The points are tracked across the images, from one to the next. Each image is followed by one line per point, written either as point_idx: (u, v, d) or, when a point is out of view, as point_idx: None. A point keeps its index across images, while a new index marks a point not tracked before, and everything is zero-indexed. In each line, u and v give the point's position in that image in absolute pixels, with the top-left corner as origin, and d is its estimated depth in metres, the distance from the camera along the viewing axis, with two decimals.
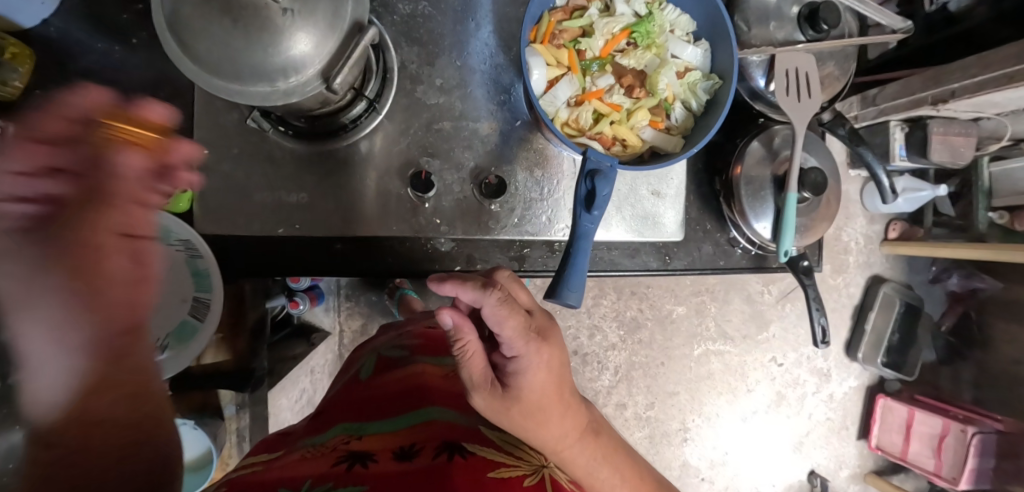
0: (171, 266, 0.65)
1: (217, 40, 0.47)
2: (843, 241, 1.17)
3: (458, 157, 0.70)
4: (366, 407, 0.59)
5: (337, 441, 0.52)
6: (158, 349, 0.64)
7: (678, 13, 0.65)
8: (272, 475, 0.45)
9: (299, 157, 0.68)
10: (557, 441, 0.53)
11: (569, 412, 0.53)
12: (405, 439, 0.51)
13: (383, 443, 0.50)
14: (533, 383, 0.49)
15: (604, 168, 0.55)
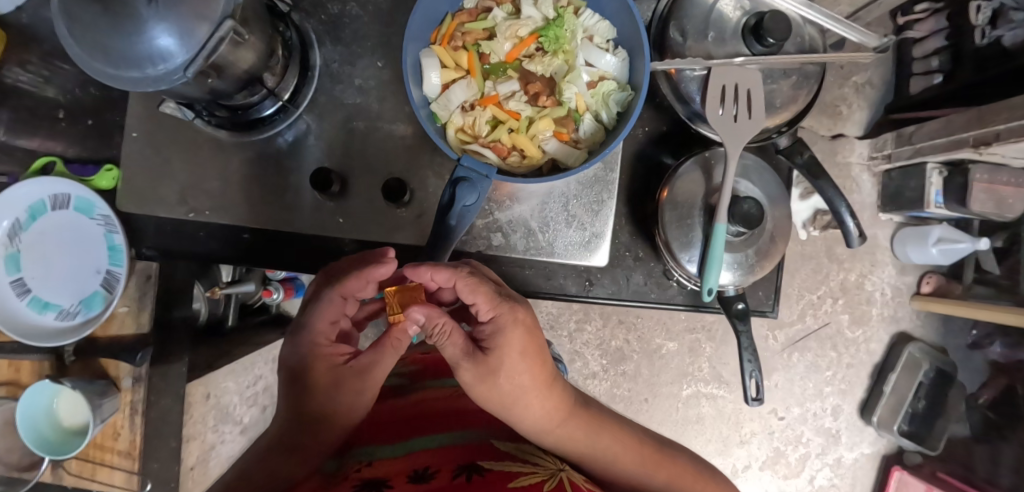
0: (92, 238, 0.70)
1: (89, 25, 0.48)
2: (866, 291, 1.14)
3: (370, 157, 0.69)
4: (384, 429, 0.63)
5: (351, 469, 0.56)
6: (71, 313, 0.70)
7: (596, 20, 0.61)
8: None
9: (218, 145, 0.70)
10: (545, 416, 0.60)
11: (554, 389, 0.61)
12: (421, 460, 0.56)
13: (397, 466, 0.55)
14: (516, 361, 0.57)
15: (474, 176, 0.54)
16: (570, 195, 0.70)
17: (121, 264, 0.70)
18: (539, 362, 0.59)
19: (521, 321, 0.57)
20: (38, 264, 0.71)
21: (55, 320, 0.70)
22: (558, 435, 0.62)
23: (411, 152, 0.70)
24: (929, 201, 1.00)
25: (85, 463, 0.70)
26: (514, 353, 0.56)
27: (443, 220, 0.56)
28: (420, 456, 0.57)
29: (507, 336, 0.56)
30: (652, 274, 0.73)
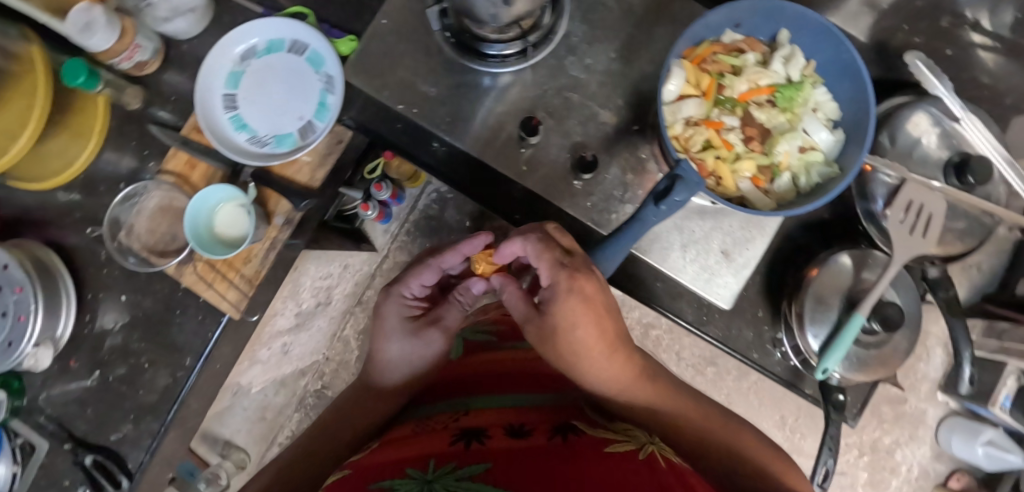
0: (307, 88, 0.77)
1: None
2: (896, 460, 1.30)
3: (570, 127, 0.76)
4: (478, 386, 0.75)
5: (451, 420, 0.67)
6: (263, 142, 0.76)
7: (828, 99, 0.67)
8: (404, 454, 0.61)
9: (449, 61, 0.77)
10: (612, 379, 0.68)
11: (619, 356, 0.68)
12: (511, 417, 0.66)
13: (492, 419, 0.65)
14: (579, 323, 0.64)
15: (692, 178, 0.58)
16: (726, 236, 0.75)
17: (322, 121, 0.76)
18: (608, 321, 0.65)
19: (579, 291, 0.61)
20: (253, 89, 0.77)
21: (245, 142, 0.76)
22: (630, 392, 0.69)
23: (604, 138, 0.76)
24: (996, 401, 1.09)
25: (209, 273, 0.75)
26: (573, 318, 0.63)
27: (654, 204, 0.58)
28: (512, 414, 0.67)
29: (564, 302, 0.62)
30: (762, 338, 0.76)
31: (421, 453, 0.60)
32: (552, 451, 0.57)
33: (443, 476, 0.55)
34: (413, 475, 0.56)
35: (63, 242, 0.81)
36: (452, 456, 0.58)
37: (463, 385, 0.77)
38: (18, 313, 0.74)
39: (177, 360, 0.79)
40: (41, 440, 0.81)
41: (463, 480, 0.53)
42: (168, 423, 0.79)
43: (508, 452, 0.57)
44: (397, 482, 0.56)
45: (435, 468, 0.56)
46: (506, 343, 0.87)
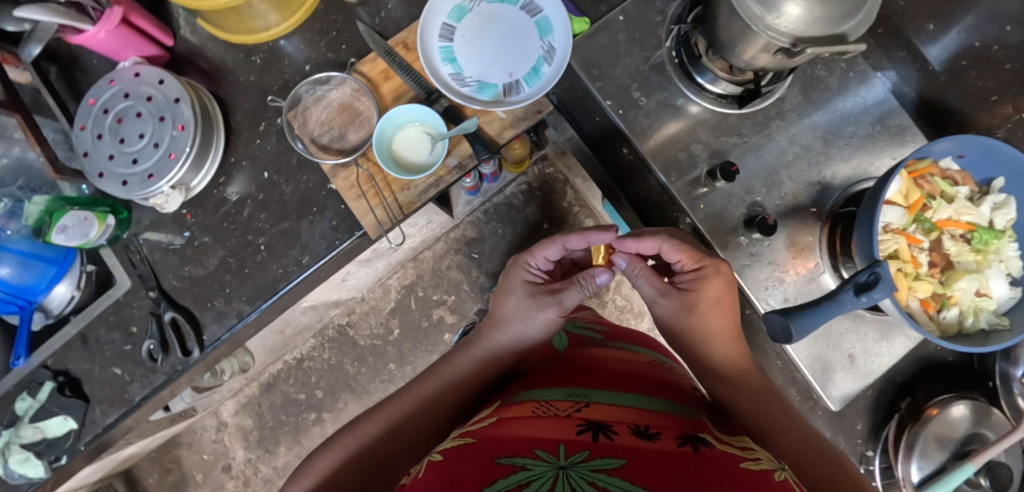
0: (526, 50, 0.77)
1: None
2: None
3: (755, 185, 0.77)
4: (589, 373, 0.65)
5: (567, 407, 0.56)
6: (465, 83, 0.76)
7: (1018, 257, 0.68)
8: (513, 431, 0.52)
9: (666, 78, 0.77)
10: (728, 363, 0.70)
11: (737, 346, 0.70)
12: (636, 417, 0.55)
13: (614, 415, 0.54)
14: (712, 307, 0.68)
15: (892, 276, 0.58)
16: (859, 341, 0.75)
17: (527, 86, 0.76)
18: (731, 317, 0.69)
19: (723, 274, 0.67)
20: (473, 30, 0.77)
21: (448, 76, 0.76)
22: (735, 387, 0.68)
23: (780, 208, 0.77)
24: None
25: (366, 185, 0.74)
26: (712, 300, 0.67)
27: (853, 294, 0.59)
28: (634, 414, 0.55)
29: (710, 285, 0.67)
30: (853, 449, 0.76)
31: (540, 435, 0.50)
32: (695, 462, 0.47)
33: (578, 466, 0.45)
34: (543, 458, 0.46)
35: (227, 98, 0.79)
36: (583, 445, 0.48)
37: (570, 370, 0.67)
38: (170, 150, 0.71)
39: (293, 254, 0.77)
40: (126, 278, 0.78)
41: (600, 474, 0.44)
42: (259, 311, 0.77)
43: (645, 453, 0.47)
44: (521, 464, 0.45)
45: (568, 457, 0.46)
46: (616, 343, 0.78)
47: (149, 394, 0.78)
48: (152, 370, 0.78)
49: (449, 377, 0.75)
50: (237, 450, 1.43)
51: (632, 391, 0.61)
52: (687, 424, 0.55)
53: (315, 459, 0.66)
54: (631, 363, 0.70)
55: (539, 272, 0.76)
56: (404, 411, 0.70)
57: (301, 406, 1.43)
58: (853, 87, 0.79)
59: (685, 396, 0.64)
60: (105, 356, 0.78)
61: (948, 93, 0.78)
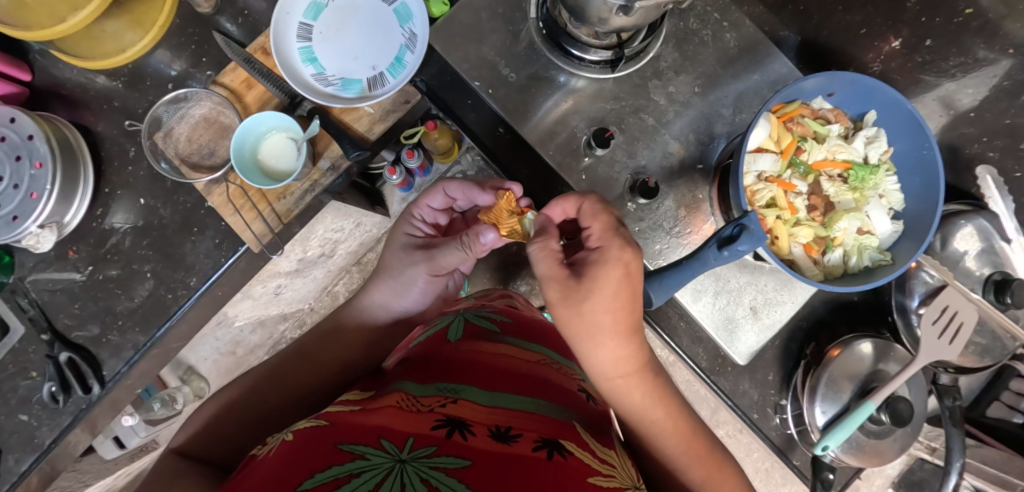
0: (388, 40, 0.75)
1: None
2: None
3: (638, 148, 0.76)
4: (467, 370, 0.69)
5: (434, 402, 0.61)
6: (328, 83, 0.74)
7: (899, 189, 0.67)
8: (378, 422, 0.56)
9: (535, 51, 0.76)
10: (615, 365, 0.59)
11: (634, 340, 0.59)
12: (499, 418, 0.60)
13: (477, 414, 0.60)
14: (606, 300, 0.57)
15: (755, 227, 0.57)
16: (759, 293, 0.75)
17: (393, 77, 0.74)
18: (626, 311, 0.57)
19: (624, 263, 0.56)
20: (331, 27, 0.75)
21: (310, 77, 0.74)
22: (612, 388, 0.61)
23: (665, 169, 0.76)
24: None
25: (239, 199, 0.72)
26: (602, 295, 0.56)
27: (716, 249, 0.58)
28: (501, 416, 0.60)
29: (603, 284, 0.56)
30: (765, 400, 0.76)
31: (395, 427, 0.55)
32: (537, 468, 0.52)
33: (416, 460, 0.50)
34: (386, 450, 0.51)
35: (94, 127, 0.77)
36: (432, 441, 0.53)
37: (450, 366, 0.71)
38: (31, 189, 0.70)
39: (180, 278, 0.76)
40: (19, 324, 0.76)
41: (433, 470, 0.49)
42: (156, 338, 0.76)
43: (492, 454, 0.53)
44: (361, 452, 0.50)
45: (411, 450, 0.51)
46: (508, 338, 0.80)
47: (58, 436, 0.77)
48: (57, 412, 0.76)
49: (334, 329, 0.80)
50: None
51: (504, 393, 0.65)
52: (548, 425, 0.60)
53: (199, 413, 0.72)
54: (514, 360, 0.74)
55: (426, 224, 0.81)
56: (289, 365, 0.75)
57: None
58: (728, 37, 0.77)
59: (563, 396, 0.69)
60: (9, 404, 0.77)
61: (823, 32, 0.76)
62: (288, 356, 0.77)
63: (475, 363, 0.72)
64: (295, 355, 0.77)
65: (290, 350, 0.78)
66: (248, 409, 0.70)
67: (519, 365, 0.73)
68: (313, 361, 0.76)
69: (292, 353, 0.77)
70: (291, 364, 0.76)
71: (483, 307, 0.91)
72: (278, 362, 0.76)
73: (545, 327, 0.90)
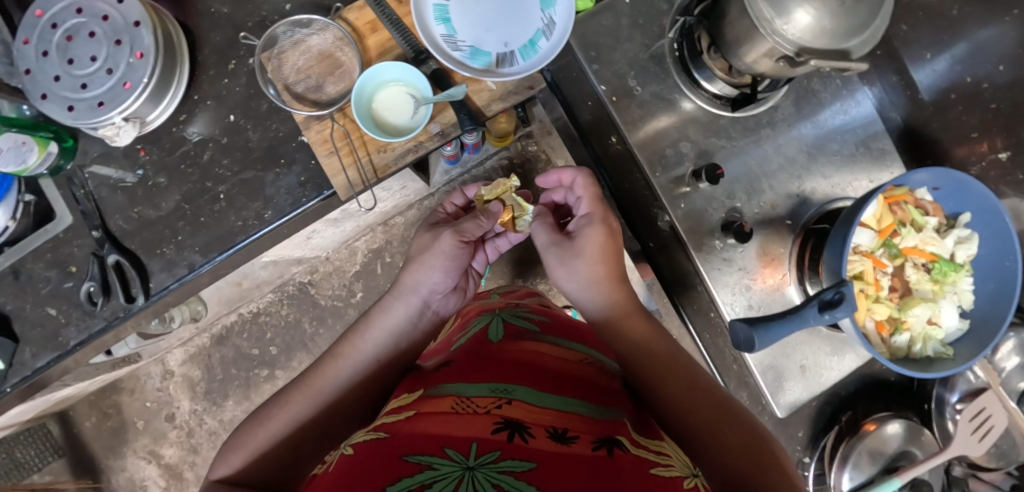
0: (525, 19, 0.73)
1: None
2: None
3: (737, 191, 0.77)
4: (510, 366, 0.67)
5: (493, 405, 0.58)
6: (456, 48, 0.71)
7: (971, 291, 0.70)
8: (435, 427, 0.54)
9: (664, 71, 0.76)
10: (615, 307, 0.72)
11: (622, 290, 0.73)
12: (555, 420, 0.57)
13: (532, 415, 0.57)
14: (594, 249, 0.73)
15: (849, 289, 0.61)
16: (811, 354, 0.77)
17: (522, 59, 0.72)
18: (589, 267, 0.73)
19: (606, 226, 0.74)
20: None
21: (440, 37, 0.71)
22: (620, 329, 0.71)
23: (757, 216, 0.77)
24: None
25: (340, 141, 0.70)
26: (595, 243, 0.73)
27: (816, 310, 0.61)
28: (555, 417, 0.57)
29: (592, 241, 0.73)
30: (792, 456, 0.80)
31: (455, 435, 0.53)
32: (603, 467, 0.49)
33: (485, 467, 0.47)
34: (452, 459, 0.48)
35: (196, 28, 0.72)
36: (498, 446, 0.50)
37: (495, 368, 0.67)
38: (125, 79, 0.65)
39: (254, 208, 0.72)
40: (67, 213, 0.72)
41: (505, 474, 0.47)
42: (212, 263, 0.72)
43: (556, 457, 0.50)
44: (432, 462, 0.48)
45: (481, 457, 0.49)
46: (550, 337, 0.77)
47: (85, 340, 0.73)
48: (90, 314, 0.72)
49: (381, 339, 0.74)
50: (181, 400, 1.36)
51: (557, 395, 0.62)
52: (603, 425, 0.57)
53: (246, 432, 0.65)
54: (557, 360, 0.70)
55: (453, 205, 0.91)
56: (336, 384, 0.70)
57: (253, 361, 1.37)
58: (845, 105, 0.79)
59: (610, 396, 0.65)
60: (38, 294, 0.73)
61: (930, 123, 0.79)
62: (334, 371, 0.70)
63: (519, 361, 0.69)
64: (345, 372, 0.70)
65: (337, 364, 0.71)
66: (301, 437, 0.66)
67: (562, 366, 0.70)
68: (364, 385, 0.71)
69: (342, 370, 0.70)
70: (343, 381, 0.70)
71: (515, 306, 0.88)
72: (330, 382, 0.69)
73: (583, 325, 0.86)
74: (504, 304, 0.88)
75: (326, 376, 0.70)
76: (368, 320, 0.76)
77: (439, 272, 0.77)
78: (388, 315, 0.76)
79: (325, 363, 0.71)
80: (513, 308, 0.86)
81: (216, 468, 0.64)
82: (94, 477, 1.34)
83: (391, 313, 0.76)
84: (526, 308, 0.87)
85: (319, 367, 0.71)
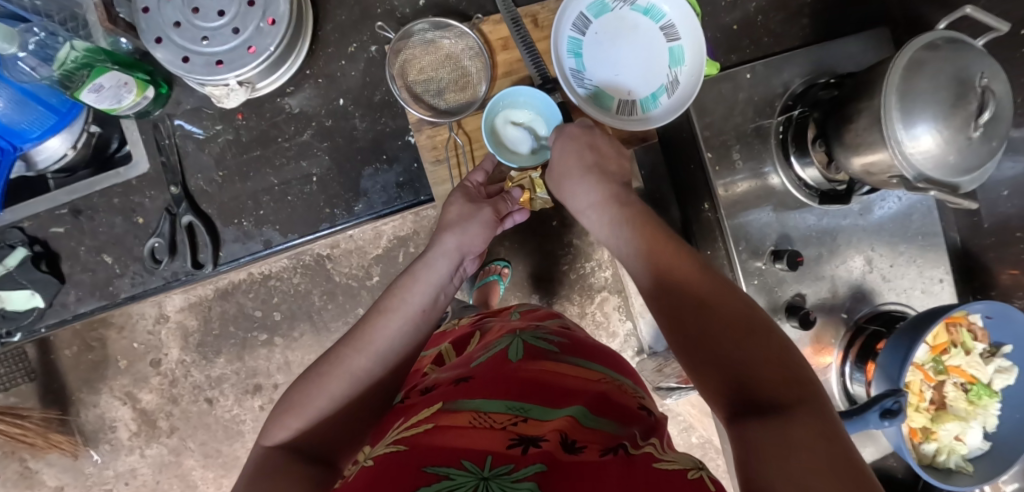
0: (651, 71, 0.72)
1: (925, 98, 0.59)
2: None
3: (805, 279, 0.80)
4: (501, 370, 0.51)
5: (503, 418, 0.43)
6: (584, 86, 0.72)
7: (998, 415, 0.76)
8: (439, 441, 0.41)
9: (765, 150, 0.79)
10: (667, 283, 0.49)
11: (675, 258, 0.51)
12: (563, 423, 0.43)
13: (546, 423, 0.43)
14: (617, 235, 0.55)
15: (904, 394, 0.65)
16: None
17: (641, 110, 0.73)
18: (603, 225, 0.57)
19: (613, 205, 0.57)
20: (608, 32, 0.72)
21: (568, 70, 0.71)
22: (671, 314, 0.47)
23: (816, 302, 0.80)
24: None
25: (451, 152, 0.70)
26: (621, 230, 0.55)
27: (877, 416, 0.64)
28: (564, 421, 0.43)
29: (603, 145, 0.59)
30: None
31: (468, 442, 0.40)
32: (613, 478, 0.37)
33: (503, 479, 0.36)
34: (468, 469, 0.37)
35: (323, 3, 0.70)
36: (510, 457, 0.38)
37: (498, 380, 0.49)
38: (252, 43, 0.62)
39: (346, 198, 0.71)
40: (145, 160, 0.68)
41: (522, 485, 0.35)
42: (289, 244, 0.70)
43: (568, 470, 0.37)
44: (444, 472, 0.37)
45: (493, 467, 0.37)
46: (572, 359, 0.54)
47: (137, 294, 0.70)
48: (149, 271, 0.69)
49: (424, 294, 0.57)
50: (171, 347, 1.11)
51: (568, 404, 0.46)
52: (612, 435, 0.43)
53: (278, 412, 0.51)
54: (570, 371, 0.52)
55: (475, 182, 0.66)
56: (393, 343, 0.55)
57: (253, 323, 1.10)
58: (914, 217, 0.81)
59: (630, 413, 0.48)
60: (97, 238, 0.69)
61: (987, 252, 0.82)
62: (362, 340, 0.54)
63: (532, 375, 0.50)
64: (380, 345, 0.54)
65: (374, 326, 0.55)
66: (324, 436, 0.50)
67: (574, 375, 0.51)
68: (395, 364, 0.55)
69: (375, 342, 0.54)
70: (378, 351, 0.54)
71: (535, 324, 0.63)
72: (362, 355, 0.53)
73: (615, 354, 0.61)
74: (523, 324, 0.63)
75: (364, 342, 0.54)
76: (407, 281, 0.57)
77: (475, 239, 0.60)
78: (432, 269, 0.58)
79: (361, 327, 0.55)
80: (531, 333, 0.59)
81: (255, 447, 0.49)
82: (62, 407, 1.11)
83: (424, 273, 0.58)
84: (548, 328, 0.61)
85: (353, 334, 0.55)
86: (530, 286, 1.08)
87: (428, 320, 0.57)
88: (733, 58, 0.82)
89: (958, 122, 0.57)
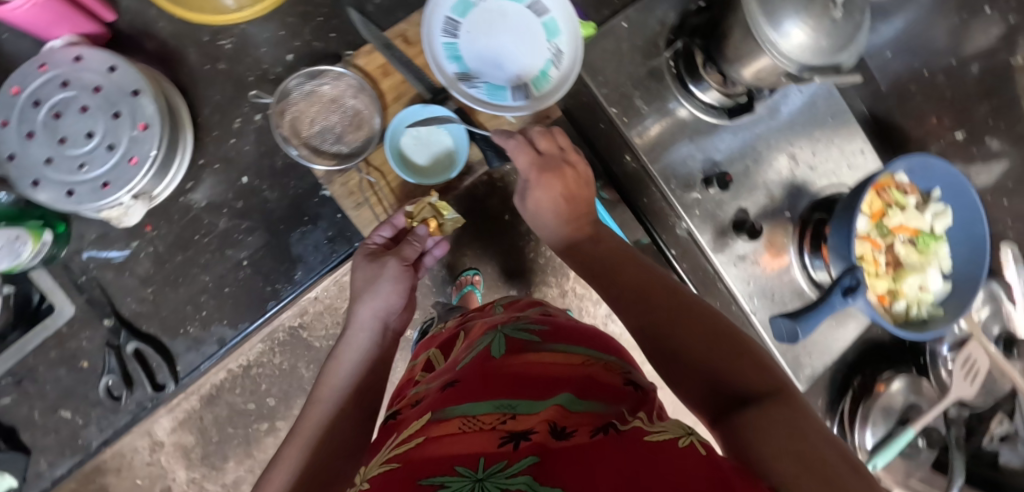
0: (533, 50, 0.73)
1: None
2: None
3: (743, 195, 0.82)
4: (489, 370, 0.52)
5: (492, 418, 0.44)
6: (474, 85, 0.72)
7: (948, 256, 0.80)
8: (433, 451, 0.41)
9: (664, 87, 0.81)
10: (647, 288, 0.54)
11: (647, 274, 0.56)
12: (551, 414, 0.43)
13: (533, 416, 0.43)
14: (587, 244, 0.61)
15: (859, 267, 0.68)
16: (820, 332, 0.83)
17: (535, 90, 0.73)
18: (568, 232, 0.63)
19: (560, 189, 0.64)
20: (480, 26, 0.72)
21: (454, 75, 0.71)
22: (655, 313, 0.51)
23: (759, 211, 0.83)
24: None
25: (368, 191, 0.69)
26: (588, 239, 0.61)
27: (840, 296, 0.67)
28: (553, 412, 0.44)
29: (531, 167, 0.65)
30: None
31: (460, 447, 0.40)
32: (606, 456, 0.37)
33: (497, 477, 0.36)
34: (462, 475, 0.37)
35: (193, 91, 0.69)
36: (502, 455, 0.39)
37: (486, 380, 0.50)
38: (131, 154, 0.60)
39: (283, 271, 0.70)
40: (68, 304, 0.65)
41: (518, 480, 0.35)
42: (243, 335, 0.69)
43: (562, 456, 0.38)
44: (439, 481, 0.37)
45: (487, 467, 0.37)
46: (555, 345, 0.55)
47: (109, 438, 0.67)
48: (112, 410, 0.67)
49: (348, 369, 0.59)
50: (173, 470, 1.04)
51: (555, 394, 0.47)
52: (600, 418, 0.43)
53: None
54: (553, 361, 0.52)
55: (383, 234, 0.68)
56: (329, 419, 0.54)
57: (249, 417, 1.02)
58: (819, 103, 0.85)
59: (615, 394, 0.48)
60: (46, 397, 0.66)
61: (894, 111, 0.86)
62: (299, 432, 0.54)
63: (517, 370, 0.50)
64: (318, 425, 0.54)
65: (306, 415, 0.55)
66: None
67: (556, 365, 0.51)
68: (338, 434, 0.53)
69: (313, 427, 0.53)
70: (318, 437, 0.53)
71: (515, 316, 0.63)
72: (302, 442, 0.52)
73: (596, 332, 0.61)
74: (504, 317, 0.63)
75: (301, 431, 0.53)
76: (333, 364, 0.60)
77: (384, 292, 0.62)
78: (352, 345, 0.61)
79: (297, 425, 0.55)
80: (513, 324, 0.60)
81: None
82: None
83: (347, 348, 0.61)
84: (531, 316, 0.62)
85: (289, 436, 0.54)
86: (505, 287, 1.07)
87: (361, 386, 0.58)
88: (605, 12, 0.84)
89: (817, 14, 0.61)
